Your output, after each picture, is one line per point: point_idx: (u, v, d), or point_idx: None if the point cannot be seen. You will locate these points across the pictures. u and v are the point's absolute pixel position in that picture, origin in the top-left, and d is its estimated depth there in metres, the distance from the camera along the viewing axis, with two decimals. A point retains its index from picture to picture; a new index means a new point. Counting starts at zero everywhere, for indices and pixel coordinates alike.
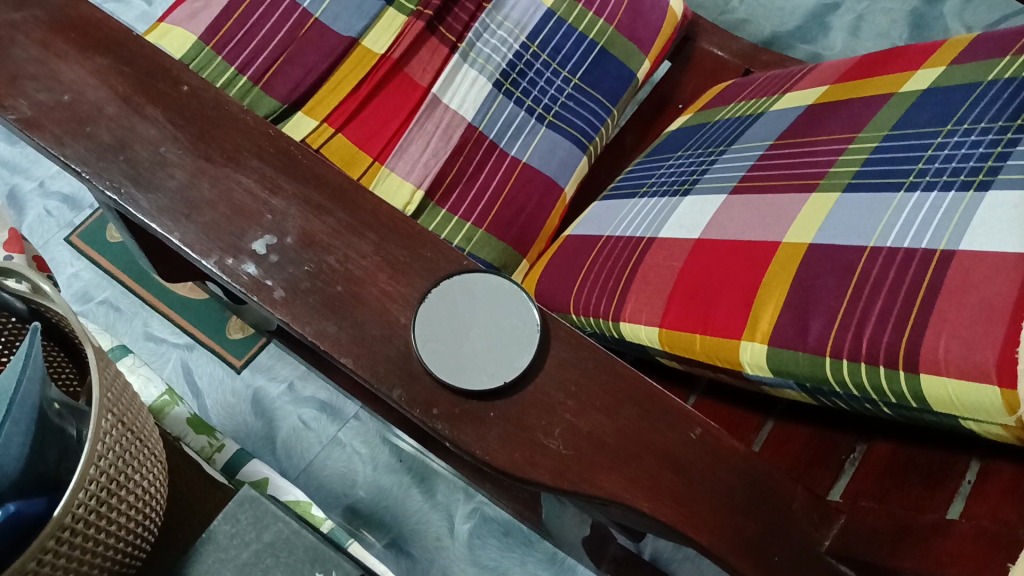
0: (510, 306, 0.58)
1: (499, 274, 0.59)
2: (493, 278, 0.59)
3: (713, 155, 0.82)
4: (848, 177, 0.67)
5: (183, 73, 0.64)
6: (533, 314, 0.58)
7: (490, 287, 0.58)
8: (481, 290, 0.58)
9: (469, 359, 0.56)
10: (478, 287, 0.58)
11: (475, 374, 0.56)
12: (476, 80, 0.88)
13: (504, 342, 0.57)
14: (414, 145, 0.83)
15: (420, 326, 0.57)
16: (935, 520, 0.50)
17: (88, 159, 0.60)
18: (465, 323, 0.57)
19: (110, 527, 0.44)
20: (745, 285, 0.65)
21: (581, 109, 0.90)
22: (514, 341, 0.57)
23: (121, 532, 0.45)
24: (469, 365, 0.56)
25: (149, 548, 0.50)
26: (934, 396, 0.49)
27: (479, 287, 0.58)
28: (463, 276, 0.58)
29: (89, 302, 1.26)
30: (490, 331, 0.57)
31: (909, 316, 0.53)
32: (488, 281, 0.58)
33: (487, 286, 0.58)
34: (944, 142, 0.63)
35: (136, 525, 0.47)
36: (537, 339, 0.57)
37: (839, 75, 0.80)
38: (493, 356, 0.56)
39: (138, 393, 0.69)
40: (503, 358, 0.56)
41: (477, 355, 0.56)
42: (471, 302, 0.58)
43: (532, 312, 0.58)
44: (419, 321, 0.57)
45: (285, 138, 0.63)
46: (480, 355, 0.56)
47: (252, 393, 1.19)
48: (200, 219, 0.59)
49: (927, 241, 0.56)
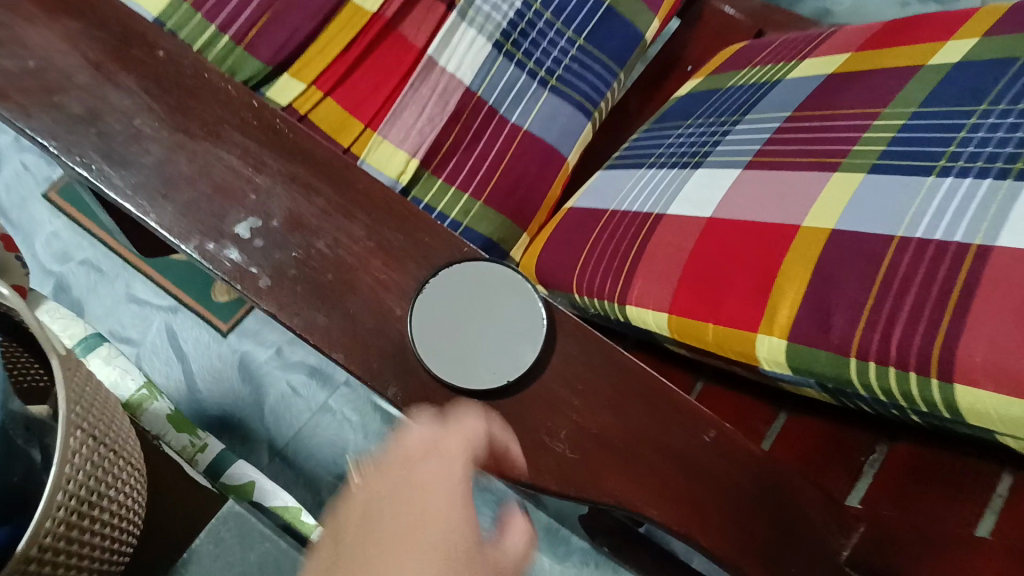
0: (516, 296, 0.54)
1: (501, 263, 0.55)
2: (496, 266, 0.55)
3: (726, 126, 0.78)
4: (873, 156, 0.63)
5: (158, 37, 0.59)
6: (538, 309, 0.54)
7: (494, 275, 0.54)
8: (484, 280, 0.54)
9: (471, 357, 0.53)
10: (480, 275, 0.54)
11: (478, 373, 0.52)
12: (474, 40, 0.81)
13: (508, 338, 0.53)
14: (409, 111, 0.78)
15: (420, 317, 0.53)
16: (963, 535, 0.47)
17: (57, 132, 0.55)
18: (470, 317, 0.53)
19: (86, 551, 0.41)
20: (761, 271, 0.61)
21: (585, 73, 0.85)
22: (518, 336, 0.53)
23: (99, 552, 0.42)
24: (471, 364, 0.52)
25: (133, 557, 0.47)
26: (968, 407, 0.47)
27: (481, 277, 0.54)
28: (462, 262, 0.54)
29: (68, 263, 1.21)
30: (494, 325, 0.53)
31: (942, 317, 0.49)
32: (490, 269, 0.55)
33: (490, 275, 0.54)
34: (978, 123, 0.59)
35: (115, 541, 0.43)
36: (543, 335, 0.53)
37: (861, 43, 0.74)
38: (497, 353, 0.53)
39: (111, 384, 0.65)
40: (507, 356, 0.53)
41: (480, 352, 0.53)
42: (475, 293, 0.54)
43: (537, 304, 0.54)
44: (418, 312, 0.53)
45: (269, 109, 0.58)
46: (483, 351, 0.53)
47: (239, 358, 1.15)
48: (179, 199, 0.55)
49: (961, 234, 0.53)
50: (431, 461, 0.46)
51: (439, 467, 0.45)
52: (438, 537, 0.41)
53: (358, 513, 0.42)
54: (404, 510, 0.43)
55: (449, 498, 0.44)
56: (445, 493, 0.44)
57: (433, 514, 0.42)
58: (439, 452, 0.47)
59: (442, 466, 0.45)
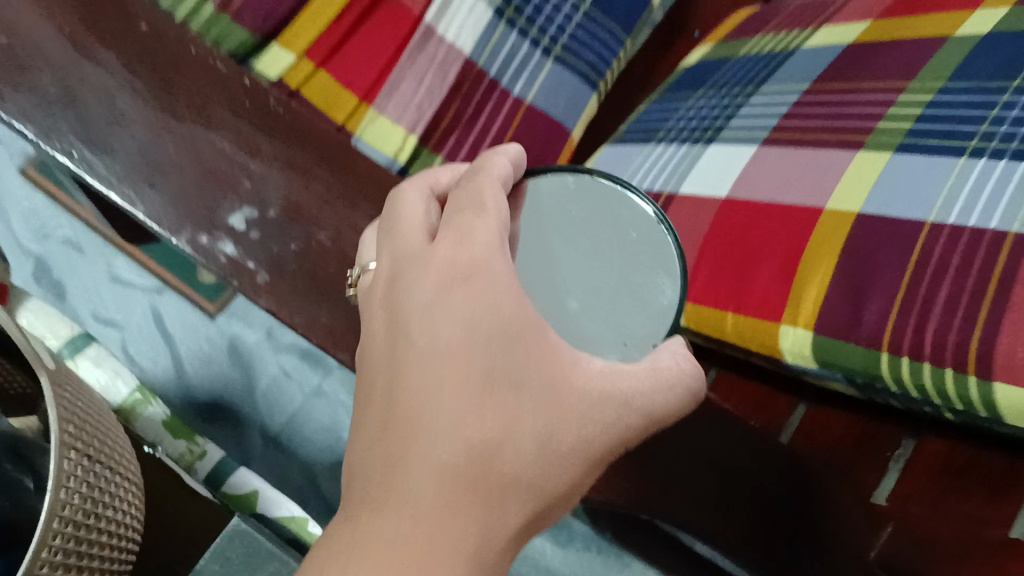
0: (598, 214, 0.44)
1: (539, 170, 0.47)
2: (540, 183, 0.46)
3: (740, 98, 0.74)
4: (900, 135, 0.60)
5: (140, 8, 0.55)
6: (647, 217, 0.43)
7: (543, 199, 0.45)
8: (531, 209, 0.45)
9: (572, 328, 0.42)
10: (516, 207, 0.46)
11: (599, 341, 0.42)
12: (473, 7, 0.78)
13: (619, 290, 0.42)
14: (406, 83, 0.74)
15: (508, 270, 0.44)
16: (1001, 534, 0.45)
17: (33, 115, 0.51)
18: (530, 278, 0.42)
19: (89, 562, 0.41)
20: (785, 258, 0.58)
21: (591, 43, 0.80)
22: (632, 280, 0.42)
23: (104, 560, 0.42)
24: (589, 307, 0.42)
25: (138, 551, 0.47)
26: (1010, 405, 0.45)
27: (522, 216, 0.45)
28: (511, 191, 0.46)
29: (48, 241, 1.10)
30: (597, 252, 0.43)
31: (980, 308, 0.47)
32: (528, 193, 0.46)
33: (539, 194, 0.46)
34: (1011, 102, 0.56)
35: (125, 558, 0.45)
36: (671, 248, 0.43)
37: (884, 10, 0.71)
38: (616, 321, 0.42)
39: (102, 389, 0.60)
40: (629, 325, 0.42)
41: (582, 323, 0.42)
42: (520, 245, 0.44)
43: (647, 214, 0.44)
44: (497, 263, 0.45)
45: (262, 88, 0.55)
46: (587, 324, 0.42)
47: (228, 340, 1.06)
48: (167, 188, 0.51)
49: (996, 220, 0.50)
50: (446, 232, 0.41)
51: (461, 238, 0.41)
52: (478, 345, 0.38)
53: (388, 327, 0.41)
54: (412, 309, 0.40)
55: (497, 309, 0.39)
56: (491, 280, 0.39)
57: (458, 311, 0.39)
58: (452, 212, 0.42)
59: (465, 241, 0.41)
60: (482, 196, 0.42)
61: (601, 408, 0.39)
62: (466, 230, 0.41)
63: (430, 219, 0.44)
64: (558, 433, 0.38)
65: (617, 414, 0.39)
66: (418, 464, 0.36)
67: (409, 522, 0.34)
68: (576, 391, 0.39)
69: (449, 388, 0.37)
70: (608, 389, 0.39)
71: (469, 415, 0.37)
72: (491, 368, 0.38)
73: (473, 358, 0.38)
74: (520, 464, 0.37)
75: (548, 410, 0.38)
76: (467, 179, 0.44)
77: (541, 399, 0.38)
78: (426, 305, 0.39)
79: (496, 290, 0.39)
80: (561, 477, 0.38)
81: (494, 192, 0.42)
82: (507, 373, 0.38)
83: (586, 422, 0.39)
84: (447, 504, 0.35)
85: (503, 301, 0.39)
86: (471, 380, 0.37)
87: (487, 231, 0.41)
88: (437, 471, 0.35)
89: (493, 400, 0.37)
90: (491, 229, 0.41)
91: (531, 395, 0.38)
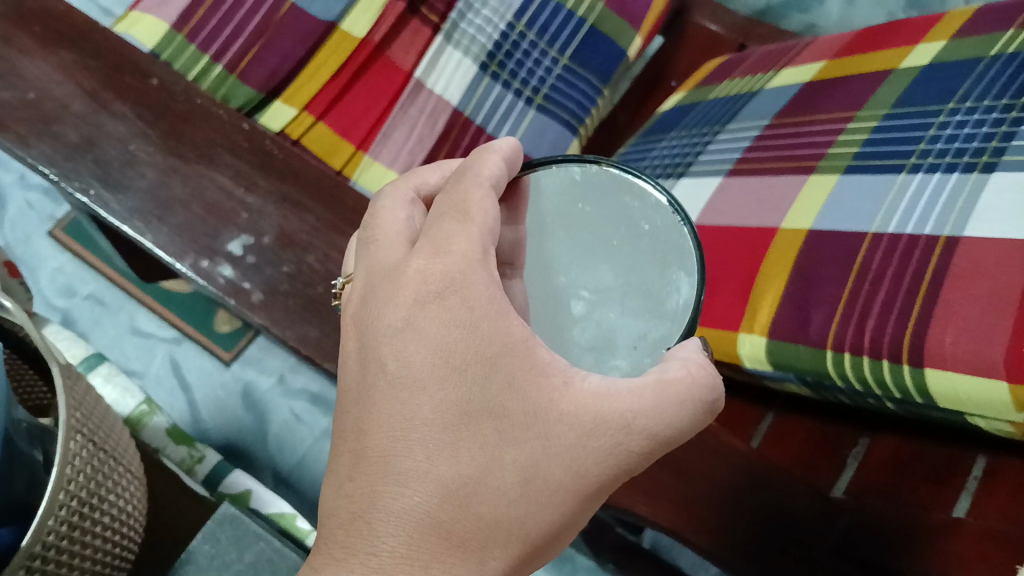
0: (605, 212, 0.44)
1: (536, 163, 0.46)
2: (540, 179, 0.46)
3: (708, 135, 0.80)
4: (848, 157, 0.65)
5: (152, 66, 0.62)
6: (657, 209, 0.43)
7: (546, 198, 0.46)
8: (536, 212, 0.46)
9: (583, 336, 0.43)
10: (522, 208, 0.46)
11: (610, 348, 0.43)
12: (460, 62, 0.85)
13: (629, 297, 0.43)
14: (398, 132, 0.81)
15: (519, 278, 0.46)
16: (941, 519, 0.48)
17: (54, 160, 0.57)
18: (539, 292, 0.45)
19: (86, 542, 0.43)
20: (743, 275, 0.63)
21: (570, 90, 0.85)
22: (645, 285, 0.43)
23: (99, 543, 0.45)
24: (601, 314, 0.43)
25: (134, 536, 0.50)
26: (939, 390, 0.48)
27: (527, 219, 0.46)
28: (511, 187, 0.47)
29: (73, 297, 1.13)
30: (606, 251, 0.44)
31: (914, 305, 0.51)
32: (530, 190, 0.46)
33: (542, 193, 0.46)
34: (946, 121, 0.60)
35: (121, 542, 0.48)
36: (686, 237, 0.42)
37: (837, 50, 0.76)
38: (628, 328, 0.43)
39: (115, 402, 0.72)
40: (639, 330, 0.42)
41: (591, 332, 0.43)
42: (528, 257, 0.46)
43: (660, 204, 0.43)
44: (511, 271, 0.46)
45: (259, 132, 0.61)
46: (597, 333, 0.43)
47: (243, 387, 1.09)
48: (172, 220, 0.57)
49: (930, 227, 0.54)
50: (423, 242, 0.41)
51: (438, 249, 0.40)
52: (453, 376, 0.38)
53: (359, 342, 0.41)
54: (386, 329, 0.40)
55: (474, 335, 0.39)
56: (468, 297, 0.39)
57: (431, 336, 0.39)
58: (435, 217, 0.42)
59: (441, 253, 0.40)
60: (466, 202, 0.41)
61: (597, 434, 0.38)
62: (444, 239, 0.41)
63: (411, 226, 0.45)
64: (543, 468, 0.38)
65: (617, 439, 0.38)
66: (390, 506, 0.37)
67: (383, 555, 0.36)
68: (566, 418, 0.38)
69: (423, 424, 0.38)
70: (605, 409, 0.38)
71: (445, 453, 0.37)
72: (470, 400, 0.38)
73: (449, 387, 0.38)
74: (500, 504, 0.37)
75: (531, 443, 0.38)
76: (454, 180, 0.43)
77: (523, 432, 0.38)
78: (401, 325, 0.39)
79: (475, 306, 0.39)
80: (550, 511, 0.38)
81: (480, 197, 0.41)
82: (483, 405, 0.38)
83: (579, 452, 0.38)
84: (417, 540, 0.36)
85: (481, 322, 0.39)
86: (446, 414, 0.38)
87: (465, 238, 0.40)
88: (408, 514, 0.36)
89: (472, 433, 0.38)
90: (471, 241, 0.40)
91: (513, 425, 0.38)
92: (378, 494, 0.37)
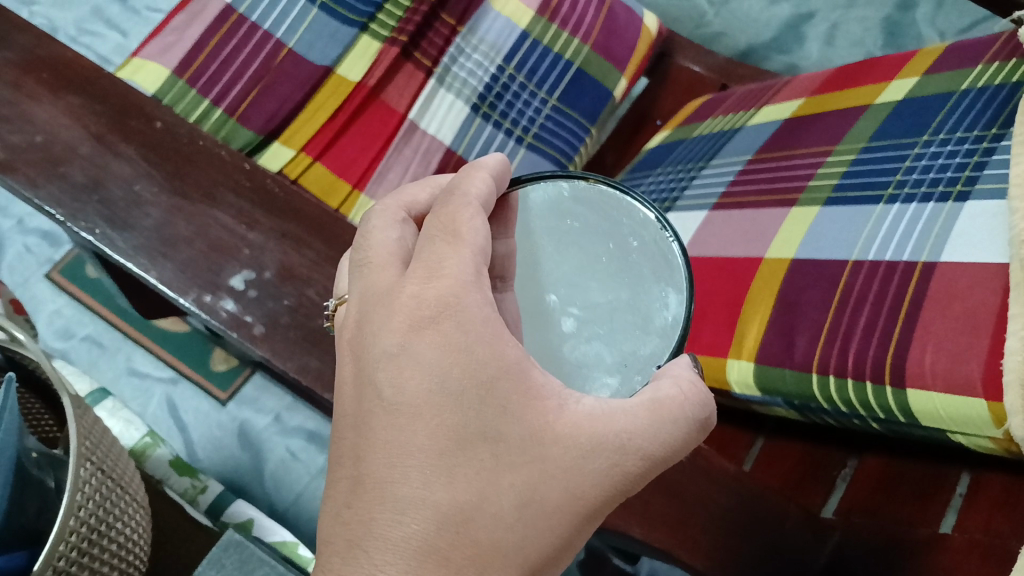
0: (594, 227, 0.46)
1: (524, 179, 0.48)
2: (529, 194, 0.48)
3: (693, 171, 0.82)
4: (828, 190, 0.67)
5: (156, 109, 0.64)
6: (645, 224, 0.44)
7: (536, 213, 0.48)
8: (527, 227, 0.48)
9: (574, 352, 0.45)
10: (511, 222, 0.49)
11: (599, 365, 0.45)
12: (453, 103, 0.88)
13: (617, 312, 0.45)
14: (393, 171, 0.83)
15: (511, 291, 0.48)
16: (928, 534, 0.49)
17: (62, 201, 0.59)
18: (530, 307, 0.47)
19: (93, 566, 0.47)
20: (730, 304, 0.65)
21: (559, 130, 0.88)
22: (632, 301, 0.44)
23: (104, 569, 0.49)
24: (591, 331, 0.45)
25: (137, 560, 0.54)
26: (921, 410, 0.49)
27: (520, 234, 0.48)
28: (500, 202, 0.49)
29: (71, 339, 1.14)
30: (595, 270, 0.46)
31: (893, 329, 0.53)
32: (519, 206, 0.48)
33: (532, 208, 0.48)
34: (921, 152, 0.63)
35: (124, 563, 0.52)
36: (678, 251, 0.43)
37: (815, 87, 0.79)
38: (617, 344, 0.44)
39: (119, 434, 0.76)
40: (629, 347, 0.44)
41: (581, 349, 0.45)
42: (522, 272, 0.48)
43: (650, 218, 0.44)
44: (503, 284, 0.48)
45: (261, 171, 0.63)
46: (587, 349, 0.45)
47: (239, 426, 1.09)
48: (177, 257, 0.59)
49: (909, 253, 0.56)
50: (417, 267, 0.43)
51: (432, 272, 0.42)
52: (447, 400, 0.40)
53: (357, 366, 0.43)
54: (378, 357, 0.41)
55: (469, 360, 0.40)
56: (462, 320, 0.41)
57: (427, 362, 0.40)
58: (429, 240, 0.44)
59: (431, 277, 0.42)
60: (456, 223, 0.43)
61: (593, 456, 0.40)
62: (439, 263, 0.42)
63: (402, 245, 0.47)
64: (540, 493, 0.39)
65: (613, 460, 0.40)
66: (387, 533, 0.37)
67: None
68: (562, 440, 0.39)
69: (418, 449, 0.39)
70: (599, 429, 0.40)
71: (440, 478, 0.38)
72: (466, 425, 0.39)
73: (445, 411, 0.39)
74: (498, 529, 0.38)
75: (528, 467, 0.39)
76: (443, 200, 0.44)
77: (518, 456, 0.39)
78: (392, 352, 0.41)
79: (469, 329, 0.40)
80: (546, 534, 0.39)
81: (467, 217, 0.43)
82: (478, 430, 0.39)
83: (574, 474, 0.39)
84: (410, 566, 0.37)
85: (475, 344, 0.40)
86: (439, 439, 0.39)
87: (458, 260, 0.42)
88: (406, 542, 0.37)
89: (469, 460, 0.39)
90: (464, 262, 0.42)
91: (509, 449, 0.39)
92: (375, 521, 0.38)
